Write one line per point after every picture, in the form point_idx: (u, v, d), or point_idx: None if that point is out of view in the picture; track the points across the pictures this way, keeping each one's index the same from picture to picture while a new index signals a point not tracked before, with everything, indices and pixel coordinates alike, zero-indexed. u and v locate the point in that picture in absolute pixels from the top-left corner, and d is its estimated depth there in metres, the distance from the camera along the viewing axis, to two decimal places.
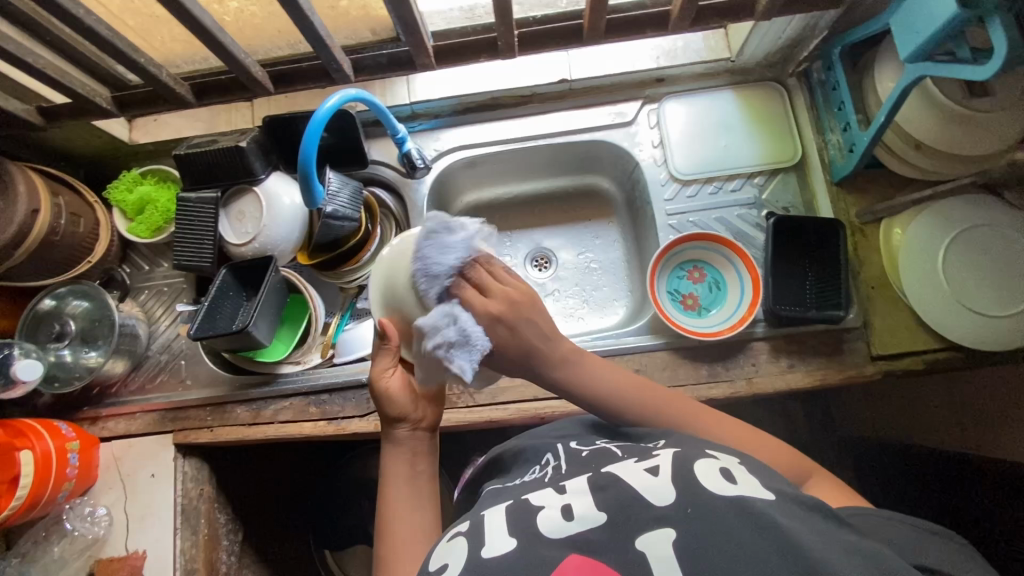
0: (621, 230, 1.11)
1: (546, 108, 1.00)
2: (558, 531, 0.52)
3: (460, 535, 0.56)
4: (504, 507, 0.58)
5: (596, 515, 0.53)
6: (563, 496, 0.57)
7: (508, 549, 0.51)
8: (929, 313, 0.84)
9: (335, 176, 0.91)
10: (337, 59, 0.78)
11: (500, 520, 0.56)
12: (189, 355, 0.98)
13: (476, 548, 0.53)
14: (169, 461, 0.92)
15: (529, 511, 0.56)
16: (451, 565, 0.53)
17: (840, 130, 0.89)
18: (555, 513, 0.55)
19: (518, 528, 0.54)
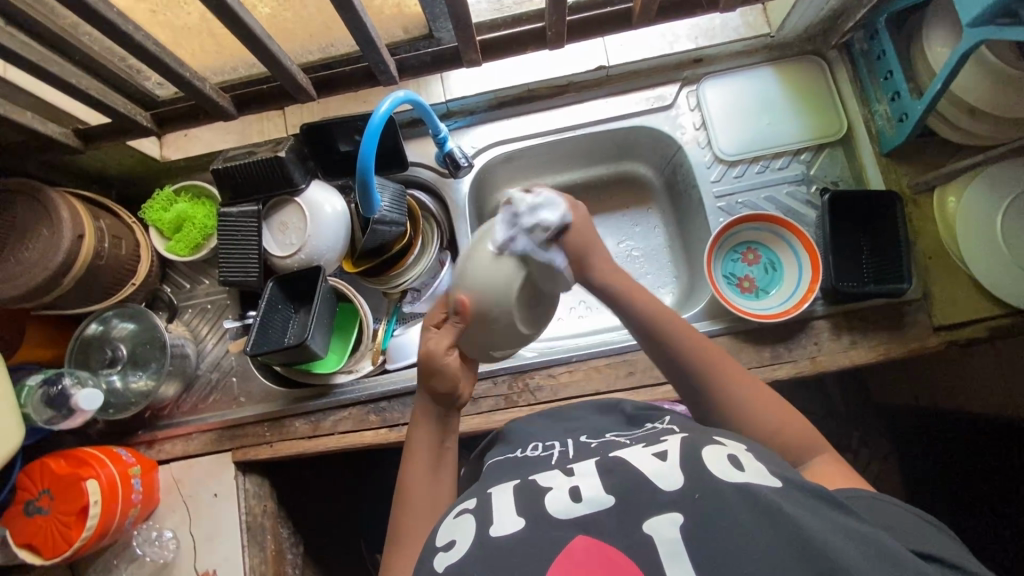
0: (661, 215, 1.10)
1: (583, 97, 0.98)
2: (567, 512, 0.51)
3: (467, 513, 0.56)
4: (510, 485, 0.57)
5: (604, 499, 0.51)
6: (572, 478, 0.55)
7: (516, 528, 0.51)
8: (987, 278, 0.83)
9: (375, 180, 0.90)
10: (383, 60, 0.77)
11: (509, 497, 0.55)
12: (240, 371, 0.96)
13: (485, 527, 0.53)
14: (230, 480, 0.91)
15: (537, 491, 0.54)
16: (458, 541, 0.53)
17: (888, 100, 0.88)
18: (563, 494, 0.53)
19: (528, 507, 0.53)
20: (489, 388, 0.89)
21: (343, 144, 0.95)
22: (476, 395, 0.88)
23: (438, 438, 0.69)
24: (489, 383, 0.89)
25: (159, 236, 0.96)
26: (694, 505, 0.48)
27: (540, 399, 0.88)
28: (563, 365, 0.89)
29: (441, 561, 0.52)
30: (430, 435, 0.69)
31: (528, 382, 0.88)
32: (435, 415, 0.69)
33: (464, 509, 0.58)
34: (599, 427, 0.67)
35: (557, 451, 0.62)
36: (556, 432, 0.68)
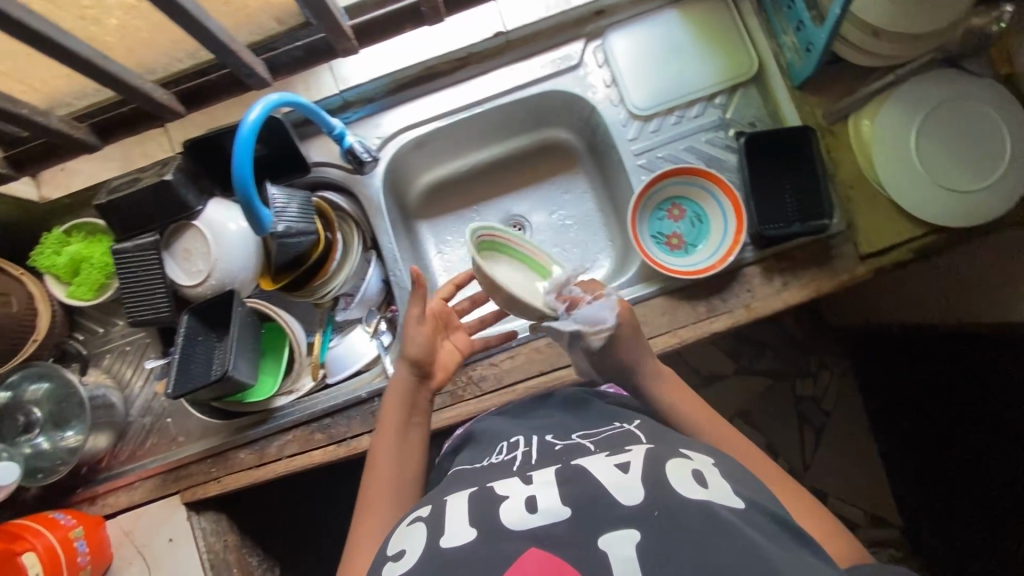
0: (589, 179, 1.07)
1: (486, 68, 0.93)
2: (522, 524, 0.50)
3: (420, 521, 0.56)
4: (467, 493, 0.56)
5: (558, 511, 0.50)
6: (531, 486, 0.54)
7: (468, 539, 0.50)
8: (907, 199, 0.83)
9: (277, 190, 0.85)
10: (247, 64, 0.73)
11: (464, 505, 0.54)
12: (174, 411, 0.92)
13: (434, 537, 0.52)
14: (184, 522, 0.88)
15: (493, 501, 0.53)
16: (407, 550, 0.53)
17: (794, 31, 0.85)
18: (519, 504, 0.52)
19: (480, 518, 0.52)
20: None
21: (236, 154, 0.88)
22: None
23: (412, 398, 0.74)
24: None
25: (57, 283, 0.89)
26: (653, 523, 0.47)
27: (486, 390, 0.86)
28: (503, 351, 0.87)
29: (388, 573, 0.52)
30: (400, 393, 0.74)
31: (471, 375, 0.86)
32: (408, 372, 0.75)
33: (416, 518, 0.57)
34: (565, 425, 0.65)
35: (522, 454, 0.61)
36: (523, 431, 0.66)
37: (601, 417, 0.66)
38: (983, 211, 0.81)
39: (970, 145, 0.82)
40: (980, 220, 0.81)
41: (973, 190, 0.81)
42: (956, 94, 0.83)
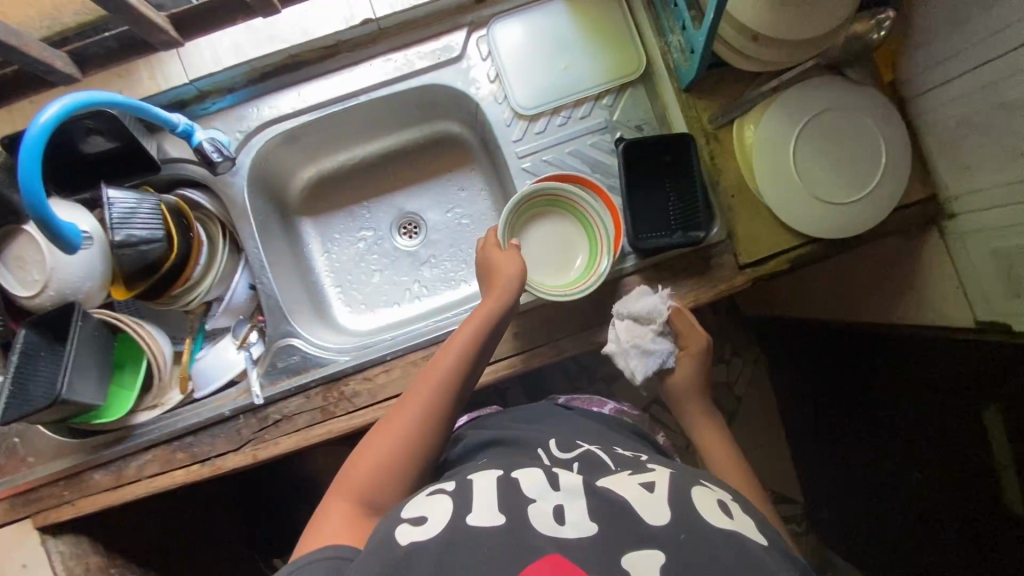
0: (485, 176, 1.02)
1: (360, 57, 0.86)
2: (551, 528, 0.47)
3: (444, 493, 0.53)
4: (494, 477, 0.55)
5: (588, 524, 0.48)
6: (558, 493, 0.52)
7: (498, 522, 0.48)
8: (786, 210, 0.82)
9: (122, 193, 0.78)
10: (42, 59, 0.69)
11: (489, 489, 0.53)
12: (22, 430, 0.85)
13: (462, 513, 0.49)
14: (36, 548, 0.82)
15: (521, 492, 0.52)
16: (431, 518, 0.49)
17: (679, 30, 0.81)
18: (547, 509, 0.50)
19: (510, 506, 0.50)
20: (301, 403, 0.82)
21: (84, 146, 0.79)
22: (288, 411, 0.82)
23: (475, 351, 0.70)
24: (299, 397, 0.83)
25: None
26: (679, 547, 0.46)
27: (360, 405, 0.82)
28: (377, 364, 0.83)
29: (404, 534, 0.48)
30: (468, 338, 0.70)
31: (344, 390, 0.82)
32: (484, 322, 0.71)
33: (438, 490, 0.54)
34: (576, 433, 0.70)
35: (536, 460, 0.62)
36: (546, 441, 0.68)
37: (604, 439, 0.69)
38: (856, 224, 0.81)
39: (846, 155, 0.82)
40: (852, 233, 0.82)
41: (848, 203, 0.81)
42: (834, 103, 0.82)
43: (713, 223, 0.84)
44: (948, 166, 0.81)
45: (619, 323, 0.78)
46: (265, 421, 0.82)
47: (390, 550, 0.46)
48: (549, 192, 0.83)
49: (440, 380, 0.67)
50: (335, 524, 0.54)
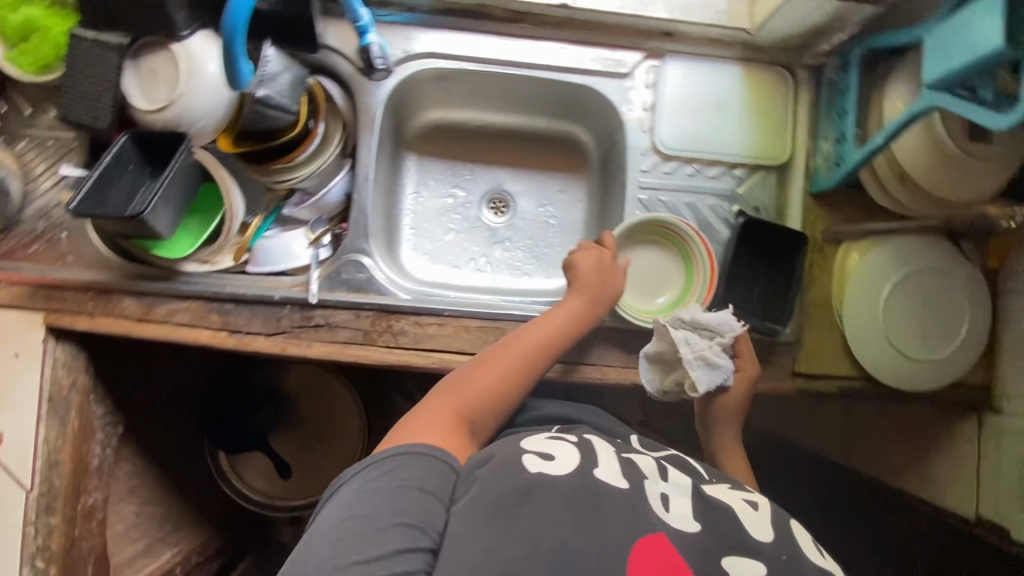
0: (589, 189, 1.04)
1: (540, 34, 0.87)
2: (658, 509, 0.57)
3: (568, 444, 0.64)
4: (610, 448, 0.65)
5: (691, 520, 0.57)
6: (666, 482, 0.61)
7: (623, 486, 0.58)
8: (860, 342, 0.85)
9: (274, 54, 0.78)
10: None
11: (607, 456, 0.63)
12: (73, 228, 0.83)
13: (589, 464, 0.60)
14: (38, 342, 0.81)
15: (634, 470, 0.61)
16: (558, 459, 0.60)
17: (833, 140, 0.85)
18: (655, 492, 0.59)
19: (627, 477, 0.60)
20: (349, 319, 0.83)
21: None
22: (332, 322, 0.83)
23: (563, 335, 0.76)
24: (350, 313, 0.83)
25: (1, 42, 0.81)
26: (780, 564, 0.53)
27: (399, 345, 0.83)
28: (433, 316, 0.84)
29: (538, 463, 0.59)
30: (560, 322, 0.76)
31: (392, 325, 0.83)
32: (578, 315, 0.77)
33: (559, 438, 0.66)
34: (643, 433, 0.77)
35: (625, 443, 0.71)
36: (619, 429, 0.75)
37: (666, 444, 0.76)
38: (916, 381, 0.84)
39: (935, 315, 0.84)
40: (909, 387, 0.85)
41: (920, 360, 0.84)
42: (940, 265, 0.85)
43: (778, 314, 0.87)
44: (1014, 368, 0.84)
45: (680, 332, 0.76)
46: (308, 320, 0.82)
47: (523, 474, 0.58)
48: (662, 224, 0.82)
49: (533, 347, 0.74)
50: (424, 428, 0.63)
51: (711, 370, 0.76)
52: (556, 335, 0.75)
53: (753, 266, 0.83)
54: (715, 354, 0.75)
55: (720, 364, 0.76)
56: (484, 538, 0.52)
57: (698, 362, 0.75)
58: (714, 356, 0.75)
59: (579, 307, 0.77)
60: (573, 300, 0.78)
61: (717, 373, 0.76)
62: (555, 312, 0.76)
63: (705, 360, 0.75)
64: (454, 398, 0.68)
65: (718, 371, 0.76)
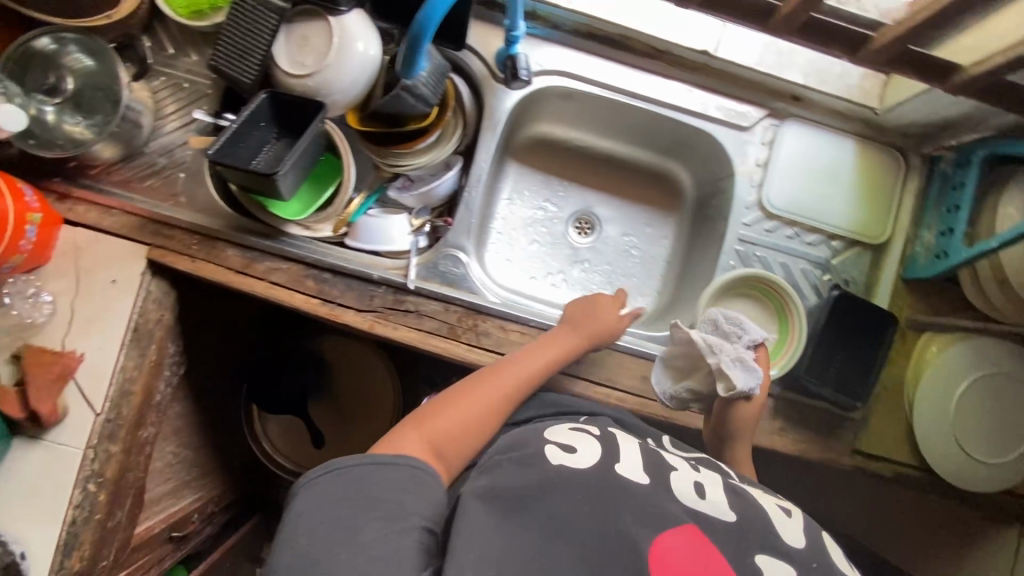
0: (677, 229, 1.05)
1: (673, 73, 0.89)
2: (692, 502, 0.61)
3: (591, 437, 0.68)
4: (637, 445, 0.69)
5: (727, 510, 0.61)
6: (699, 475, 0.66)
7: (645, 481, 0.62)
8: (926, 434, 0.86)
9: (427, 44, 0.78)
10: None
11: (634, 452, 0.67)
12: (191, 170, 0.85)
13: (611, 459, 0.64)
14: (136, 273, 0.83)
15: (664, 467, 0.65)
16: (580, 452, 0.64)
17: (937, 232, 0.86)
18: (688, 484, 0.64)
19: (654, 473, 0.64)
20: (438, 310, 0.84)
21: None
22: (422, 310, 0.84)
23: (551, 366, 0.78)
24: (440, 305, 0.85)
25: None
26: (811, 570, 0.57)
27: (481, 346, 0.84)
28: (518, 323, 0.86)
29: (560, 454, 0.63)
30: (550, 356, 0.78)
31: (478, 324, 0.85)
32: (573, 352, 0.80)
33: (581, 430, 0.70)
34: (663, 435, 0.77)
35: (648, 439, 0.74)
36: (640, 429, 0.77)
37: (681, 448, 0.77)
38: (979, 482, 0.86)
39: (1008, 421, 0.85)
40: (970, 487, 0.86)
41: (987, 462, 0.85)
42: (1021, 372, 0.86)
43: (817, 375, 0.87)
44: None
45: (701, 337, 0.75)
46: (398, 304, 0.84)
47: (547, 466, 0.61)
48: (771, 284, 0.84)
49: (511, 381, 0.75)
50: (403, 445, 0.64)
51: (745, 372, 0.74)
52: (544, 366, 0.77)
53: (839, 339, 0.84)
54: (745, 353, 0.75)
55: (752, 365, 0.75)
56: (510, 529, 0.55)
57: (731, 362, 0.74)
58: (744, 355, 0.75)
59: (572, 344, 0.80)
60: (567, 340, 0.80)
61: (751, 373, 0.75)
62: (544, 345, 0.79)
63: (737, 359, 0.75)
64: (437, 419, 0.68)
65: (749, 371, 0.75)
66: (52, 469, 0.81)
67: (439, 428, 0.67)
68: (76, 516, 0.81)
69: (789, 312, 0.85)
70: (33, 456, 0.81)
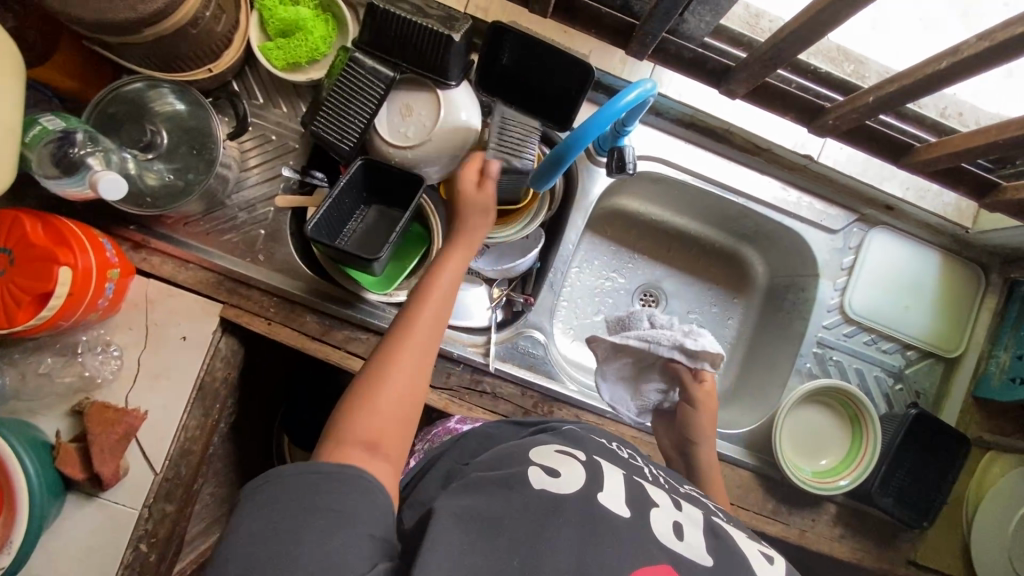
0: (744, 313, 1.03)
1: (768, 170, 0.88)
2: (670, 540, 0.55)
3: (578, 464, 0.62)
4: (622, 475, 0.63)
5: (704, 555, 0.55)
6: (679, 513, 0.61)
7: (626, 514, 0.56)
8: (981, 552, 0.87)
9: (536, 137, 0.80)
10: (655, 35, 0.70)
11: (618, 482, 0.61)
12: (272, 228, 0.82)
13: (596, 487, 0.58)
14: (207, 332, 0.80)
15: (647, 500, 0.61)
16: (564, 476, 0.59)
17: (1013, 355, 0.86)
18: (669, 524, 0.58)
19: (636, 504, 0.58)
20: (514, 394, 0.83)
21: (551, 86, 0.80)
22: (498, 392, 0.82)
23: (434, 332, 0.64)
24: (516, 388, 0.83)
25: (258, 30, 0.78)
26: None
27: None
28: (594, 413, 0.84)
29: (537, 478, 0.57)
30: (430, 322, 0.64)
31: (554, 412, 0.83)
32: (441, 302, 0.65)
33: (567, 455, 0.63)
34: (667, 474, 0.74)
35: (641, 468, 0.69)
36: (649, 464, 0.73)
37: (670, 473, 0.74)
38: None
39: None
40: None
41: None
42: None
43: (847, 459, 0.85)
44: None
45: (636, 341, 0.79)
46: (475, 384, 0.82)
47: (529, 491, 0.55)
48: (849, 396, 0.84)
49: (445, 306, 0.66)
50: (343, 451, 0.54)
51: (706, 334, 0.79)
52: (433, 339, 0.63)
53: (914, 458, 0.84)
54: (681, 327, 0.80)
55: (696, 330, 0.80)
56: (466, 544, 0.48)
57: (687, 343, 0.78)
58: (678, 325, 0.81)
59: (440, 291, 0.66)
60: (443, 280, 0.67)
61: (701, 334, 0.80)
62: (434, 295, 0.65)
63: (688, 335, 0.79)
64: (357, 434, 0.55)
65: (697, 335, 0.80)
66: (104, 527, 0.78)
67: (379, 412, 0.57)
68: None
69: (865, 422, 0.84)
70: (86, 513, 0.78)
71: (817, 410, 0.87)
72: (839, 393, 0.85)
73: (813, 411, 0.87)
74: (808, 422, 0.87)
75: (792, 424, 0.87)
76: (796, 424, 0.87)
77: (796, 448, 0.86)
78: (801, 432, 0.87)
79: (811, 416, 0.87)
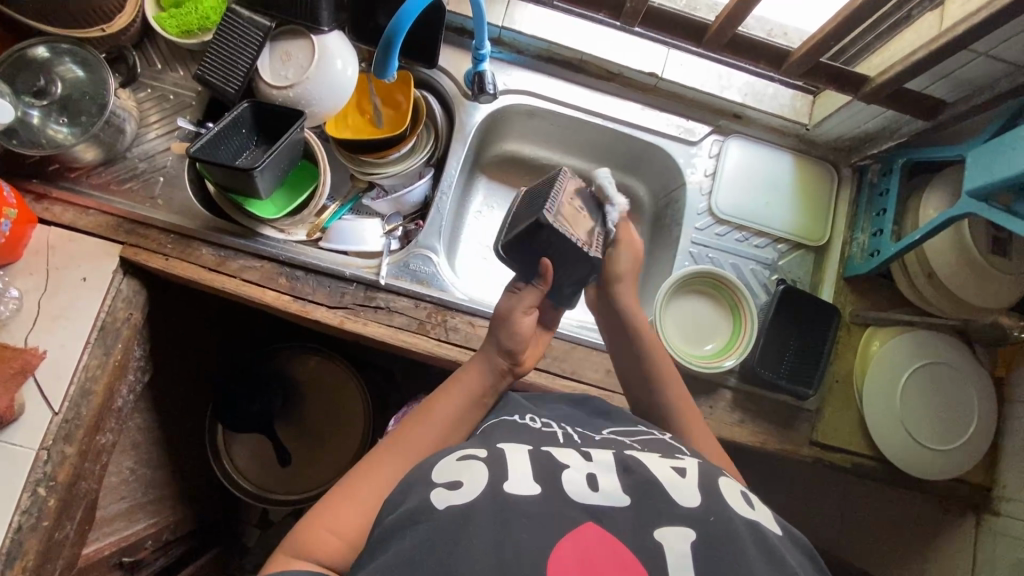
0: (637, 238, 1.10)
1: (624, 94, 0.98)
2: (584, 496, 0.52)
3: (477, 459, 0.56)
4: (525, 450, 0.58)
5: (620, 496, 0.52)
6: (590, 464, 0.56)
7: (535, 493, 0.51)
8: (880, 426, 0.90)
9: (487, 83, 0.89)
10: None
11: (523, 460, 0.56)
12: (170, 175, 0.89)
13: (498, 479, 0.52)
14: (107, 272, 0.84)
15: (554, 464, 0.56)
16: (466, 483, 0.52)
17: (870, 233, 0.94)
18: (591, 478, 0.54)
19: (545, 477, 0.53)
20: (408, 306, 0.87)
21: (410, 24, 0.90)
22: (392, 306, 0.87)
23: (450, 427, 0.69)
24: (409, 301, 0.87)
25: (153, 3, 0.88)
26: (708, 525, 0.50)
27: (451, 340, 0.86)
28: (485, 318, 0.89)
29: (442, 499, 0.51)
30: (447, 421, 0.69)
31: (447, 319, 0.87)
32: (461, 410, 0.70)
33: (470, 457, 0.57)
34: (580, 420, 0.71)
35: (554, 434, 0.65)
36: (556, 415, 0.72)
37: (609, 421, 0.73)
38: (929, 466, 0.89)
39: (945, 408, 0.90)
40: (923, 473, 0.89)
41: (936, 449, 0.89)
42: (944, 360, 0.91)
43: (722, 340, 0.92)
44: (1015, 471, 0.88)
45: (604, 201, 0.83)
46: (369, 301, 0.87)
47: (434, 517, 0.49)
48: (719, 278, 0.91)
49: (445, 428, 0.68)
50: (319, 536, 0.56)
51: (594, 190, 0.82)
52: (443, 436, 0.68)
53: (787, 333, 0.91)
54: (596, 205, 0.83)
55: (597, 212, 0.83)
56: None
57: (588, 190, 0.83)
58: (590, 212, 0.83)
59: (465, 400, 0.71)
60: (447, 405, 0.70)
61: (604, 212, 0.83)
62: (439, 416, 0.68)
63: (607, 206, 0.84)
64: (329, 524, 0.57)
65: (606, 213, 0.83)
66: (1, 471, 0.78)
67: (356, 500, 0.59)
68: (22, 522, 0.77)
69: (740, 300, 0.91)
70: None
71: (693, 301, 0.94)
72: (707, 279, 0.92)
73: (688, 304, 0.93)
74: (686, 313, 0.93)
75: (672, 317, 0.93)
76: (677, 312, 0.93)
77: (678, 339, 0.92)
78: (683, 325, 0.93)
79: (685, 309, 0.93)
